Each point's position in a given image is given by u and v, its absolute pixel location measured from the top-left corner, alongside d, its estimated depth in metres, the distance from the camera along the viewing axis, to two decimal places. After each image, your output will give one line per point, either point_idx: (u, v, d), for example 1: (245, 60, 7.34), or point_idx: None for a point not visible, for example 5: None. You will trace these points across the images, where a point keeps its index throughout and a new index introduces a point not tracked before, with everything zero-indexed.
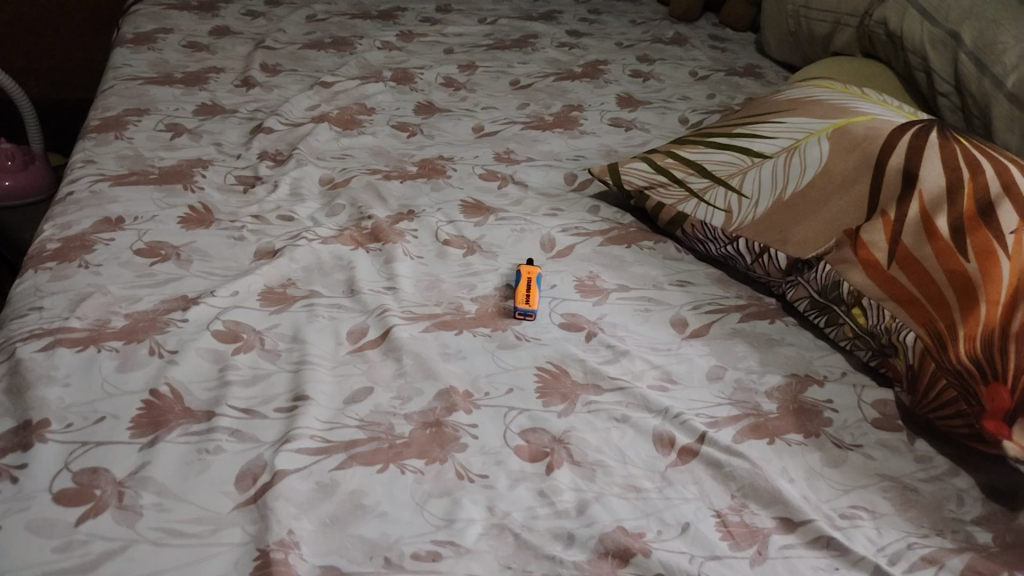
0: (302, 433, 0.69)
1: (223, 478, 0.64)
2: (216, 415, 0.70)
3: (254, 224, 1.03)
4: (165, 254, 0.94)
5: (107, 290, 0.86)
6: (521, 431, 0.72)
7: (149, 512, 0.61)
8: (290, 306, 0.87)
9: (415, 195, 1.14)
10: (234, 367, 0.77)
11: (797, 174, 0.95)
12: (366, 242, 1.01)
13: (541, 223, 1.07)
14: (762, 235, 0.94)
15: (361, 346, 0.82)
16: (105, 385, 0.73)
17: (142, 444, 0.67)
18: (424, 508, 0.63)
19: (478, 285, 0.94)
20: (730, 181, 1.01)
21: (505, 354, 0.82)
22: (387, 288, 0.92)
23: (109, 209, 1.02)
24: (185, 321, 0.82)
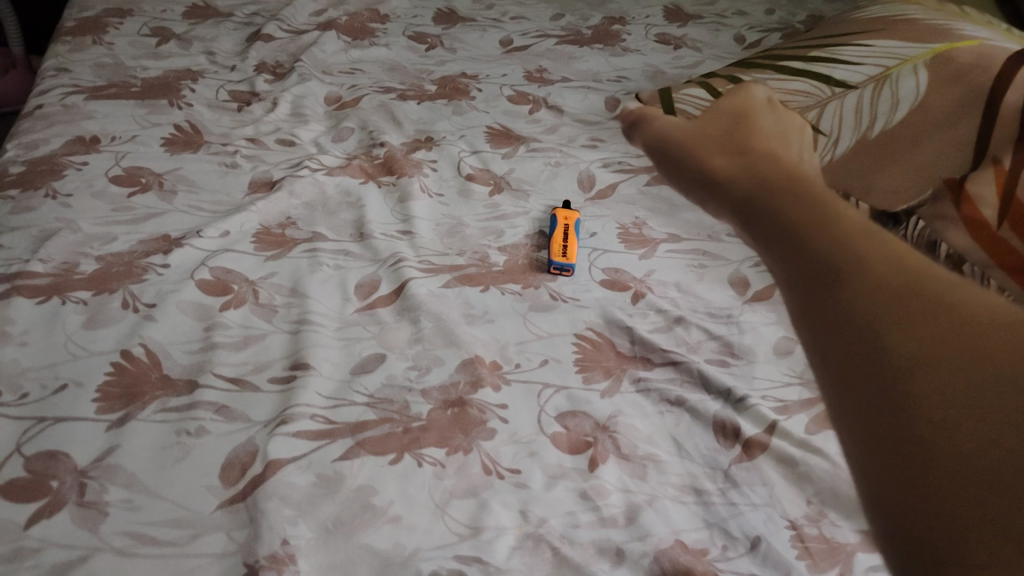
0: (301, 413, 0.58)
1: (207, 469, 0.54)
2: (200, 388, 0.59)
3: (249, 149, 0.90)
4: (146, 184, 0.81)
5: (77, 226, 0.74)
6: (559, 415, 0.61)
7: (116, 511, 0.51)
8: (289, 252, 0.75)
9: (435, 119, 1.00)
10: (222, 326, 0.65)
11: (886, 108, 0.81)
12: (379, 175, 0.88)
13: (579, 157, 0.94)
14: (841, 180, 0.79)
15: (371, 303, 0.70)
16: (69, 345, 0.61)
17: (111, 423, 0.56)
18: (445, 512, 0.53)
19: (506, 231, 0.81)
20: (803, 113, 0.85)
21: (538, 317, 0.70)
22: (402, 233, 0.80)
23: (83, 127, 0.89)
24: (167, 267, 0.70)
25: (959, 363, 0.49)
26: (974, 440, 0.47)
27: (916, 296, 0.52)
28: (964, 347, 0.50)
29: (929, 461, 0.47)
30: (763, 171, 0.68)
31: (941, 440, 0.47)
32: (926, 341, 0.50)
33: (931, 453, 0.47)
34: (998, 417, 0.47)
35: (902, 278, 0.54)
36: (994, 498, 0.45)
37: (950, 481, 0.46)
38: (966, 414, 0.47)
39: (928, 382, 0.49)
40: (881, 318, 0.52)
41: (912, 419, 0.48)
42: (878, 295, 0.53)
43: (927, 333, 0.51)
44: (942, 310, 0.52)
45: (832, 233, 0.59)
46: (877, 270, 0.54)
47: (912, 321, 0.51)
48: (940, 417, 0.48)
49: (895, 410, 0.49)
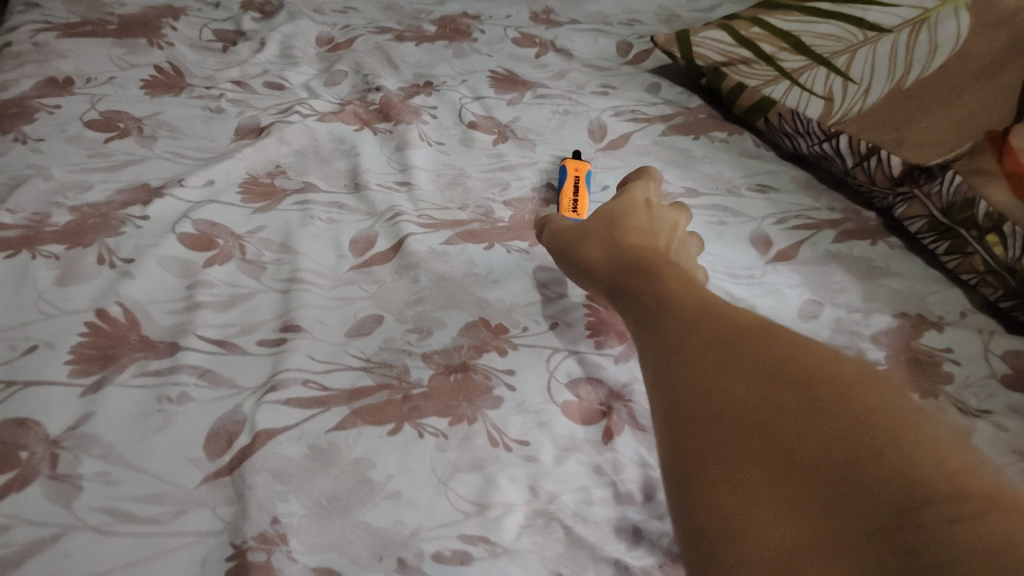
0: (292, 378, 0.54)
1: (190, 439, 0.49)
2: (182, 350, 0.55)
3: (235, 92, 0.84)
4: (124, 128, 0.76)
5: (49, 174, 0.68)
6: (570, 382, 0.57)
7: (92, 485, 0.46)
8: (279, 203, 0.70)
9: (434, 63, 0.94)
10: (207, 284, 0.60)
11: (923, 54, 0.75)
12: (374, 121, 0.83)
13: (589, 105, 0.88)
14: (871, 133, 0.74)
15: (367, 260, 0.66)
16: (40, 303, 0.56)
17: (85, 388, 0.51)
18: (449, 488, 0.49)
19: (512, 184, 0.77)
20: (833, 60, 0.81)
21: (547, 277, 0.66)
22: (401, 184, 0.75)
23: (56, 67, 0.82)
24: (146, 219, 0.65)
25: (847, 403, 0.34)
26: (778, 482, 0.33)
27: (740, 322, 0.41)
28: (813, 365, 0.36)
29: (717, 473, 0.34)
30: (633, 218, 0.59)
31: (796, 460, 0.33)
32: (722, 351, 0.39)
33: (777, 470, 0.33)
34: (886, 487, 0.30)
35: (766, 334, 0.39)
36: (815, 536, 0.30)
37: (769, 483, 0.33)
38: (732, 456, 0.34)
39: (800, 414, 0.34)
40: (742, 350, 0.39)
41: (707, 430, 0.36)
42: (687, 328, 0.42)
43: (761, 379, 0.37)
44: (781, 366, 0.37)
45: (632, 252, 0.53)
46: (683, 305, 0.44)
47: (735, 365, 0.38)
48: (795, 445, 0.33)
49: (746, 424, 0.35)
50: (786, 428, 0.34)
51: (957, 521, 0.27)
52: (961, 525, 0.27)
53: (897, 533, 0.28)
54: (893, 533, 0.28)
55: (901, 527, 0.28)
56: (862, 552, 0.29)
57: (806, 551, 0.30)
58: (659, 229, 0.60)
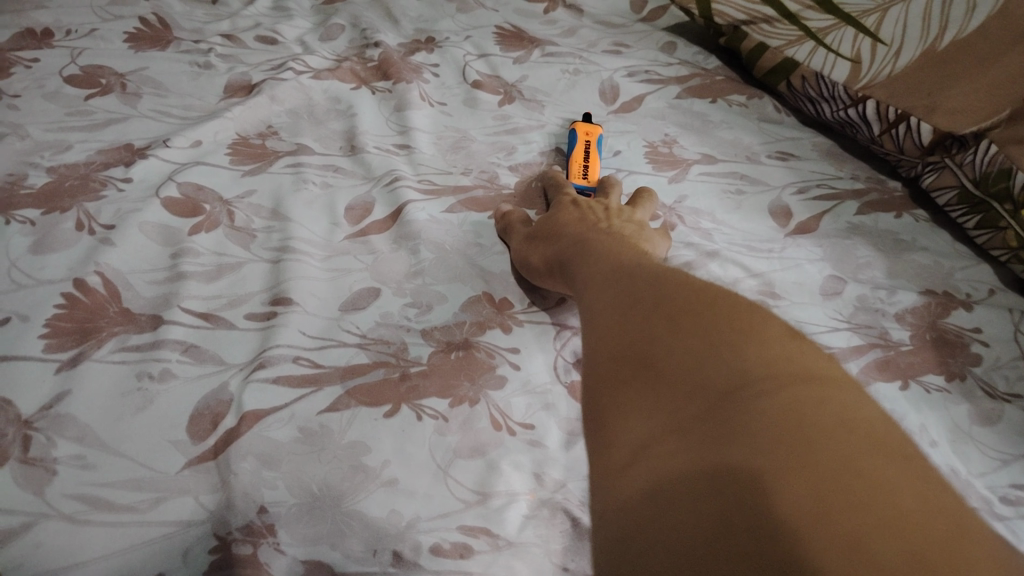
0: (282, 355, 0.51)
1: (172, 420, 0.46)
2: (166, 323, 0.51)
3: (225, 47, 0.79)
4: (106, 84, 0.71)
5: (25, 132, 0.64)
6: (578, 361, 0.54)
7: (66, 470, 0.43)
8: (270, 166, 0.66)
9: (436, 17, 0.89)
10: (192, 252, 0.57)
11: (960, 14, 0.68)
12: (373, 79, 0.78)
13: (600, 65, 0.83)
14: (901, 98, 0.70)
15: (365, 228, 0.62)
16: (12, 271, 0.53)
17: (60, 364, 0.48)
18: (448, 476, 0.46)
19: (518, 148, 0.72)
20: (862, 20, 0.75)
21: None
22: (400, 147, 0.71)
23: (34, 17, 0.78)
24: (128, 182, 0.61)
25: (714, 322, 0.35)
26: (642, 392, 0.34)
27: (645, 274, 0.43)
28: (693, 294, 0.38)
29: (605, 395, 0.36)
30: (561, 219, 0.58)
31: (657, 369, 0.35)
32: (624, 301, 0.41)
33: (642, 381, 0.35)
34: (729, 384, 0.31)
35: (666, 279, 0.41)
36: (665, 424, 0.32)
37: (637, 392, 0.35)
38: (614, 378, 0.37)
39: (672, 336, 0.36)
40: (637, 295, 0.41)
41: (604, 362, 0.38)
42: (606, 289, 0.44)
43: (647, 312, 0.38)
44: (666, 302, 0.38)
45: (576, 248, 0.53)
46: (596, 274, 0.47)
47: (630, 307, 0.40)
48: (657, 357, 0.35)
49: (628, 353, 0.37)
50: (659, 346, 0.36)
51: (776, 401, 0.29)
52: (772, 404, 0.29)
53: (724, 412, 0.30)
54: (720, 413, 0.30)
55: (728, 409, 0.30)
56: (694, 433, 0.30)
57: (652, 439, 0.32)
58: (592, 210, 0.59)
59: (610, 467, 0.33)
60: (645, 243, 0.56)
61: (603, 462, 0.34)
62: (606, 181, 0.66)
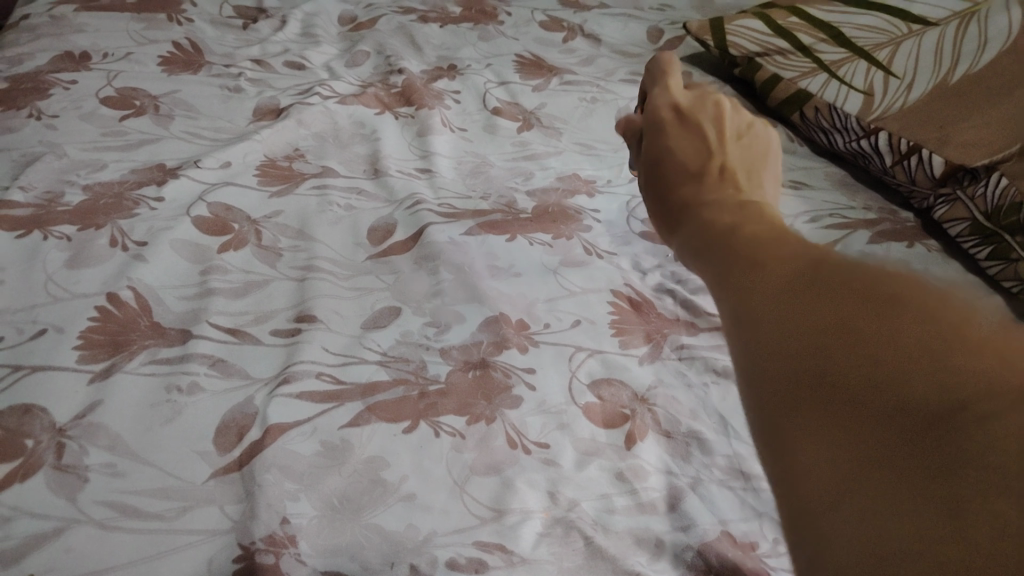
0: (306, 371, 0.52)
1: (200, 432, 0.48)
2: (195, 338, 0.53)
3: (254, 71, 0.82)
4: (140, 106, 0.74)
5: (63, 151, 0.67)
6: (592, 382, 0.55)
7: (98, 478, 0.45)
8: (296, 187, 0.68)
9: (458, 45, 0.92)
10: (221, 270, 0.59)
11: (971, 49, 0.72)
12: (396, 104, 0.80)
13: (617, 93, 0.86)
14: (914, 130, 0.71)
15: (386, 250, 0.64)
16: (49, 285, 0.55)
17: (93, 375, 0.50)
18: (465, 492, 0.47)
19: (536, 174, 0.74)
20: (875, 54, 0.78)
21: (571, 272, 0.64)
22: (421, 171, 0.73)
23: (73, 40, 0.81)
24: (160, 201, 0.63)
25: (881, 312, 0.27)
26: (830, 435, 0.26)
27: (776, 259, 0.33)
28: (862, 284, 0.28)
29: (787, 449, 0.27)
30: (672, 152, 0.47)
31: (840, 398, 0.26)
32: (778, 318, 0.30)
33: (821, 414, 0.26)
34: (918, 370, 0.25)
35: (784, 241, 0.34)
36: (867, 476, 0.24)
37: (818, 435, 0.26)
38: (800, 428, 0.27)
39: (843, 345, 0.27)
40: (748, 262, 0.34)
41: (778, 407, 0.28)
42: (760, 300, 0.31)
43: (768, 283, 0.32)
44: (797, 271, 0.32)
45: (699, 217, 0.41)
46: (743, 271, 0.33)
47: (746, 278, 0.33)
48: (841, 382, 0.26)
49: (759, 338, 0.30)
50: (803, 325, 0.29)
51: (1003, 425, 0.22)
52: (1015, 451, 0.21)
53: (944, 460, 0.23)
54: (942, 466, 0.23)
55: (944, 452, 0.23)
56: (905, 483, 0.23)
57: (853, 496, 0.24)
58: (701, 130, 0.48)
59: (793, 519, 0.26)
60: (758, 173, 0.46)
61: (789, 516, 0.26)
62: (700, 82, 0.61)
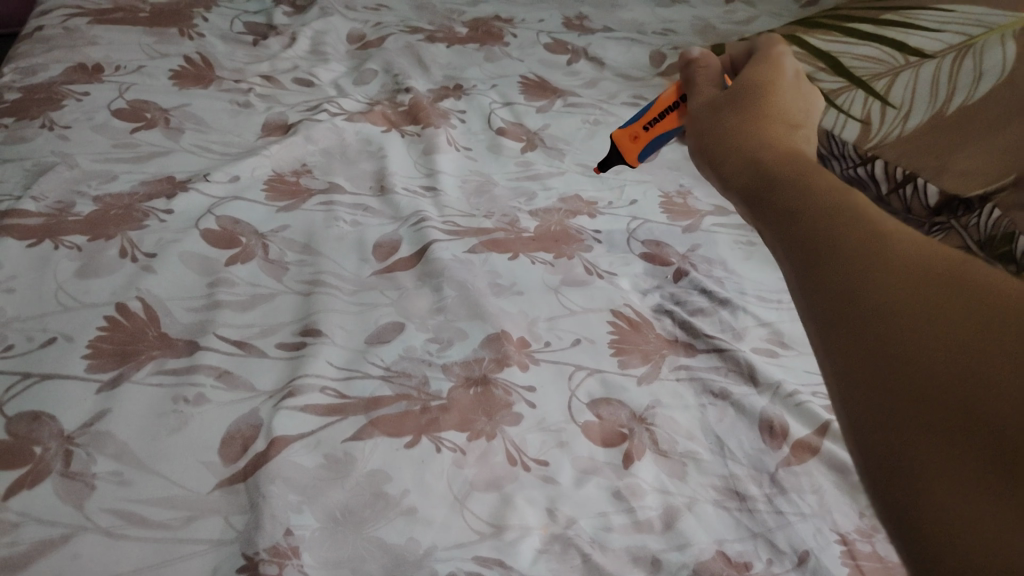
0: (310, 385, 0.53)
1: (205, 442, 0.49)
2: (201, 349, 0.54)
3: (264, 87, 0.84)
4: (151, 119, 0.75)
5: (74, 162, 0.68)
6: (591, 401, 0.56)
7: (104, 486, 0.45)
8: (303, 203, 0.69)
9: (464, 65, 0.93)
10: (228, 283, 0.60)
11: (966, 82, 0.74)
12: (403, 123, 0.82)
13: (620, 116, 0.87)
14: (910, 159, 0.73)
15: (391, 265, 0.65)
16: (59, 294, 0.56)
17: (101, 384, 0.51)
18: (464, 507, 0.48)
19: (539, 194, 0.76)
20: (872, 84, 0.80)
21: (572, 292, 0.65)
22: (426, 188, 0.74)
23: (86, 53, 0.82)
24: (170, 213, 0.65)
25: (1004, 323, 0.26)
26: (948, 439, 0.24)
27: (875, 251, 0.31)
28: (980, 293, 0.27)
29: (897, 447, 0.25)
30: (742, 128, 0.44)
31: (958, 402, 0.25)
32: (892, 312, 0.28)
33: (936, 413, 0.25)
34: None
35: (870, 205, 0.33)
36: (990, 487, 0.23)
37: (932, 436, 0.25)
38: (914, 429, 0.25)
39: (963, 347, 0.26)
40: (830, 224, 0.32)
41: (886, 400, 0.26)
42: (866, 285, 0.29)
43: (872, 272, 0.29)
44: (892, 244, 0.30)
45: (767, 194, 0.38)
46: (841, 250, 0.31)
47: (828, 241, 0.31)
48: (961, 386, 0.25)
49: (852, 308, 0.29)
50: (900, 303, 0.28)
51: None
52: None
53: None
54: None
55: None
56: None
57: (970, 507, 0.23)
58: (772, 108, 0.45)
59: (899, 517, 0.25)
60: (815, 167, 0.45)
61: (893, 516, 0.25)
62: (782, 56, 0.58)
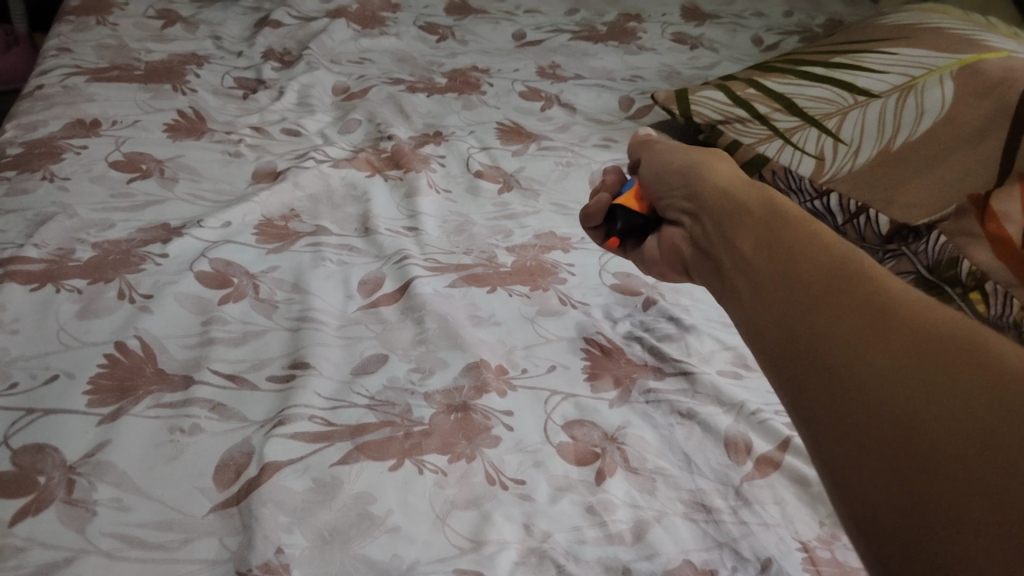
0: (300, 414, 0.56)
1: (201, 469, 0.52)
2: (196, 384, 0.57)
3: (253, 138, 0.88)
4: (146, 170, 0.79)
5: (74, 212, 0.72)
6: (566, 424, 0.60)
7: (105, 511, 0.48)
8: (292, 245, 0.73)
9: (444, 113, 0.99)
10: (221, 321, 0.63)
11: (910, 120, 0.79)
12: (386, 168, 0.87)
13: (591, 158, 0.92)
14: (862, 192, 0.78)
15: (375, 301, 0.68)
16: (61, 335, 0.59)
17: (102, 417, 0.54)
18: (446, 524, 0.51)
19: (515, 232, 0.80)
20: (825, 122, 0.85)
21: (546, 322, 0.69)
22: (409, 229, 0.78)
23: (84, 109, 0.87)
24: (165, 257, 0.68)
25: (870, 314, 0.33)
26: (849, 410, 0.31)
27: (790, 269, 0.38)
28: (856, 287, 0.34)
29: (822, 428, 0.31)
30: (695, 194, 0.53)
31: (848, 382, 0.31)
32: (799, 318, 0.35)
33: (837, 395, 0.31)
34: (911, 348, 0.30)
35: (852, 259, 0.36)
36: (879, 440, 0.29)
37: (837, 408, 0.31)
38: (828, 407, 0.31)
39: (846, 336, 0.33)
40: (785, 266, 0.38)
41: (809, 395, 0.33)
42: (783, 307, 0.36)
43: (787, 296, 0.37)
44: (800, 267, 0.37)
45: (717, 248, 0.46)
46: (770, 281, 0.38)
47: (814, 294, 0.35)
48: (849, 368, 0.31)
49: (785, 320, 0.35)
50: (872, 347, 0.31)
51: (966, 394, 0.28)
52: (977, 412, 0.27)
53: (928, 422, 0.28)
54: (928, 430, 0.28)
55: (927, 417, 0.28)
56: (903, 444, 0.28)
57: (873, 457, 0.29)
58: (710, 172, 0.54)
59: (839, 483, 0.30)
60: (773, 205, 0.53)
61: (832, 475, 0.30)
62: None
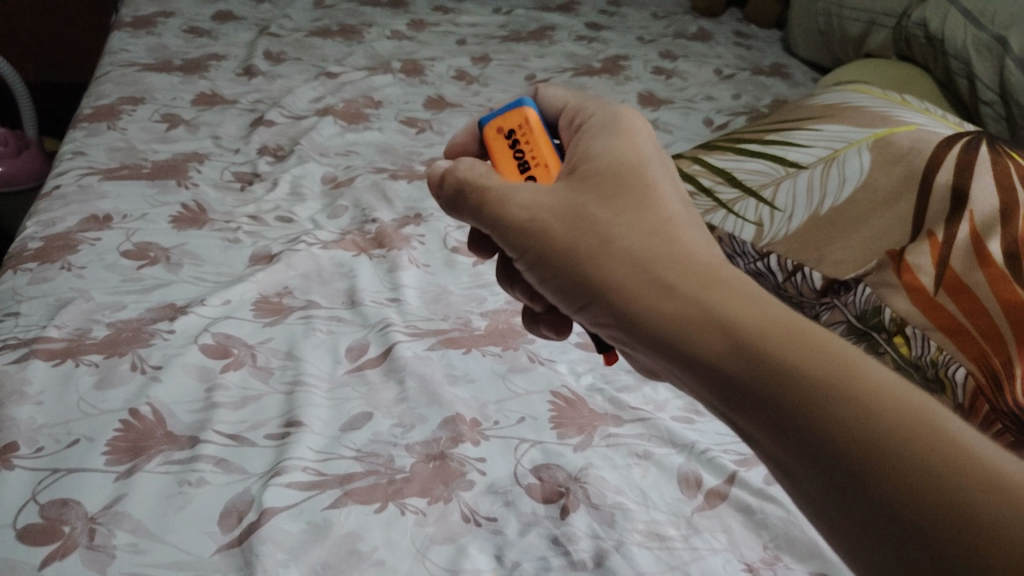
0: (294, 465, 0.63)
1: (206, 516, 0.58)
2: (201, 442, 0.64)
3: (250, 225, 0.98)
4: (154, 257, 0.88)
5: (90, 296, 0.80)
6: (533, 467, 0.66)
7: (123, 555, 0.54)
8: (286, 318, 0.81)
9: (423, 197, 1.09)
10: (223, 387, 0.71)
11: (835, 185, 0.89)
12: (370, 248, 0.95)
13: None
14: (795, 253, 0.87)
15: (360, 365, 0.76)
16: (81, 404, 0.66)
17: (119, 473, 0.60)
18: (425, 557, 0.57)
19: (488, 299, 0.88)
20: (761, 192, 0.95)
21: (516, 377, 0.76)
22: (391, 300, 0.86)
23: (97, 205, 0.96)
24: (172, 333, 0.76)
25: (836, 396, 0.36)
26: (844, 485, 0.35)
27: (743, 343, 0.40)
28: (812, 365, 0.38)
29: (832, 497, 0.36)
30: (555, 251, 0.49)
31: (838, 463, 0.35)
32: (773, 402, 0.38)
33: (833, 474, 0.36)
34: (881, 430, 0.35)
35: (834, 368, 0.37)
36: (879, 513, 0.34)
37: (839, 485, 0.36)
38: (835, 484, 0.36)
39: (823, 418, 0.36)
40: (742, 342, 0.40)
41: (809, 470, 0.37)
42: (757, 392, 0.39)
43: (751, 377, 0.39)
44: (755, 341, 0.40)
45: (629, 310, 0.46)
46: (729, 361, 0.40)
47: (794, 376, 0.38)
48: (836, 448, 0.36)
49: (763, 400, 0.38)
50: (898, 487, 0.34)
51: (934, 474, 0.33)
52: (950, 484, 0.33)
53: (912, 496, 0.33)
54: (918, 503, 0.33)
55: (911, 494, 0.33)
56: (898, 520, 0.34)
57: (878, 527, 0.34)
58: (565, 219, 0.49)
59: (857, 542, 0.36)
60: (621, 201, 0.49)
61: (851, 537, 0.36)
62: (612, 114, 0.57)
